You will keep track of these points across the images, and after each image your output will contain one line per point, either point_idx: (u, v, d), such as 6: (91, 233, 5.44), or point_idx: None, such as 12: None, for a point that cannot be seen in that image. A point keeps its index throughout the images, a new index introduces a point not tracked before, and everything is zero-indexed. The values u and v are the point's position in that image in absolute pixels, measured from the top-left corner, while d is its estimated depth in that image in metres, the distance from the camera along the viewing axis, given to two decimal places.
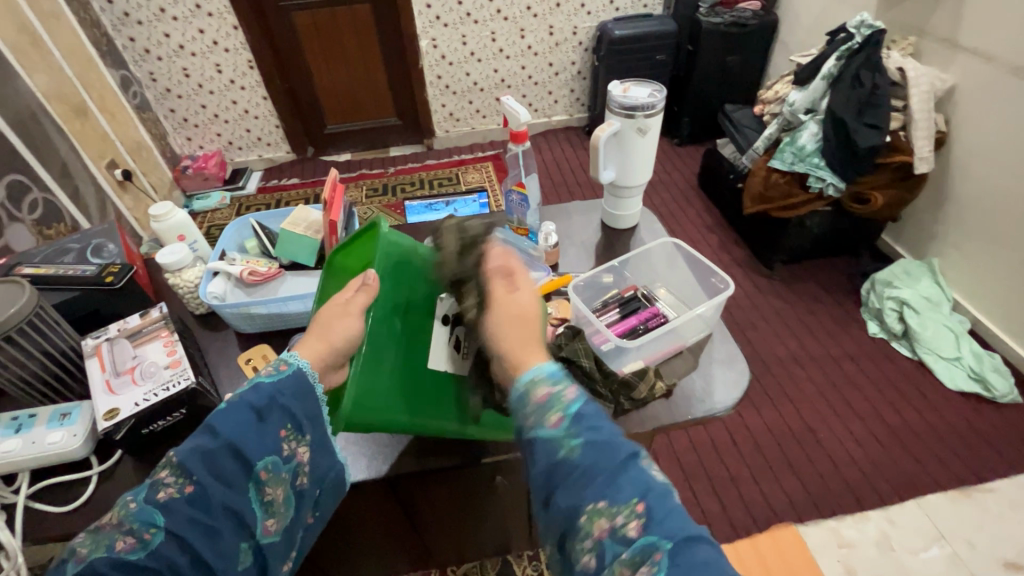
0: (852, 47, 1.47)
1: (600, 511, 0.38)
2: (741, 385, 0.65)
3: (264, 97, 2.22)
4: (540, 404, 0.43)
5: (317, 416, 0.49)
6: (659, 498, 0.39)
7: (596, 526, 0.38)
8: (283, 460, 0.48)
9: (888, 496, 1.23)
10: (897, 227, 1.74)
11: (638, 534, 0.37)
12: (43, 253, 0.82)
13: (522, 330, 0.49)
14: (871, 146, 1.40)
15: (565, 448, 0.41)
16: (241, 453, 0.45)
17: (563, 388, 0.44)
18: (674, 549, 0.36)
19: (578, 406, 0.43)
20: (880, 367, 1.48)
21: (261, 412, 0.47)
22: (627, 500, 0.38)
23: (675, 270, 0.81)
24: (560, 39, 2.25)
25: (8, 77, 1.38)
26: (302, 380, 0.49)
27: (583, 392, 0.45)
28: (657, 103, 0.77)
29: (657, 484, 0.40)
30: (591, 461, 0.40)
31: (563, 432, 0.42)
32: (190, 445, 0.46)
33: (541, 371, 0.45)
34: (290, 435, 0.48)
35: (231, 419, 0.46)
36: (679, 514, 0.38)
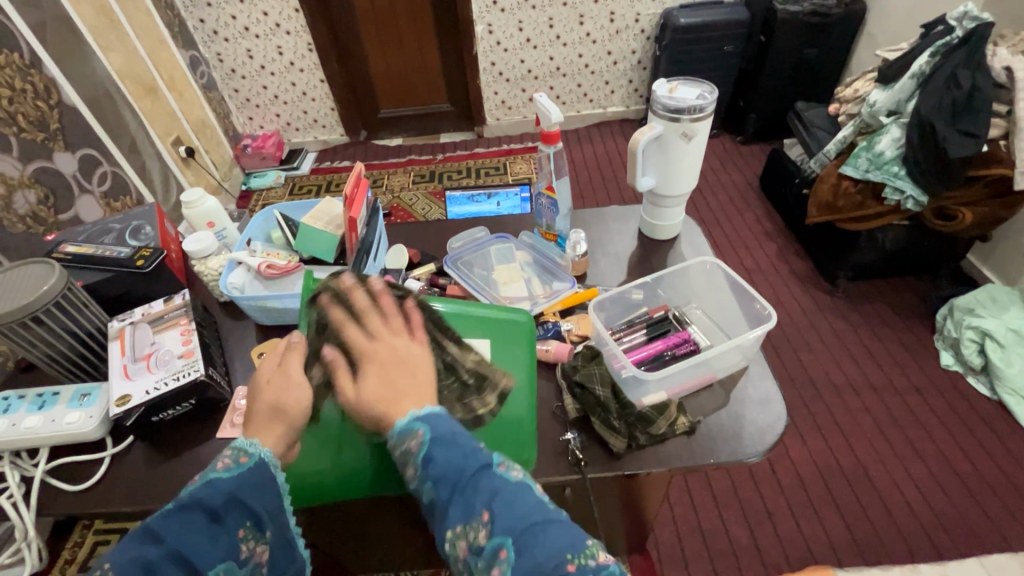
0: (950, 43, 1.29)
1: (459, 531, 0.39)
2: (775, 430, 0.58)
3: (321, 80, 2.25)
4: (405, 453, 0.43)
5: (276, 511, 0.48)
6: (507, 499, 0.39)
7: (458, 546, 0.39)
8: (240, 563, 0.44)
9: (946, 551, 1.10)
10: (987, 248, 1.55)
11: (486, 540, 0.37)
12: (88, 232, 0.85)
13: (383, 379, 0.47)
14: (963, 155, 1.24)
15: (426, 493, 0.42)
16: (191, 558, 0.41)
17: (411, 437, 0.43)
18: (519, 541, 0.36)
19: (427, 447, 0.42)
20: (950, 405, 1.33)
21: (217, 511, 0.44)
22: (476, 512, 0.39)
23: (714, 291, 0.74)
24: (621, 27, 2.15)
25: (85, 54, 1.44)
26: (261, 472, 0.47)
27: (435, 426, 0.43)
28: (707, 105, 0.69)
29: (510, 486, 0.40)
30: (445, 493, 0.40)
31: (424, 480, 0.42)
32: (128, 554, 0.40)
33: (403, 426, 0.44)
34: (249, 536, 0.45)
35: (179, 522, 0.42)
36: (528, 503, 0.39)
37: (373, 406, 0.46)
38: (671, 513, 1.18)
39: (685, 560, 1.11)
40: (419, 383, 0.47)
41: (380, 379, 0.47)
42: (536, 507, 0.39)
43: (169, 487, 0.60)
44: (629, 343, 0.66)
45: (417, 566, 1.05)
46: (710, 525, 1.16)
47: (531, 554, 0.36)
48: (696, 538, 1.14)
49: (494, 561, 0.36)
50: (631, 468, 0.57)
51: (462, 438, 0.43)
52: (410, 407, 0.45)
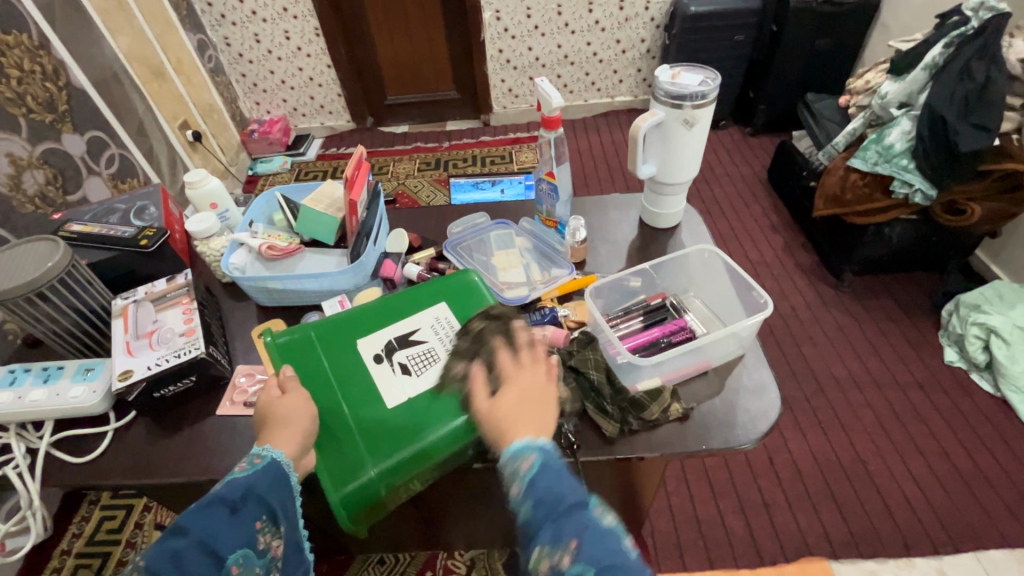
0: (965, 33, 1.27)
1: (544, 554, 0.39)
2: (768, 419, 0.59)
3: (328, 66, 2.24)
4: (509, 469, 0.43)
5: (291, 506, 0.50)
6: (599, 541, 0.39)
7: (540, 565, 0.40)
8: (258, 553, 0.47)
9: (943, 546, 1.10)
10: (996, 245, 1.53)
11: (570, 569, 0.38)
12: (93, 212, 0.86)
13: (519, 403, 0.47)
14: (975, 148, 1.22)
15: (521, 510, 0.42)
16: (214, 548, 0.44)
17: (523, 457, 0.43)
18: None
19: (535, 472, 0.42)
20: (953, 401, 1.33)
21: (235, 505, 0.46)
22: (566, 544, 0.39)
23: (713, 280, 0.73)
24: (630, 15, 2.12)
25: (92, 36, 1.44)
26: (278, 472, 0.49)
27: (547, 454, 0.43)
28: (709, 92, 0.69)
29: (603, 531, 0.40)
30: (541, 518, 0.41)
31: (522, 498, 0.42)
32: (155, 546, 0.43)
33: (518, 448, 0.44)
34: (265, 527, 0.47)
35: (202, 516, 0.45)
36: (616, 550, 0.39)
37: (505, 421, 0.46)
38: (666, 501, 1.19)
39: (679, 548, 1.12)
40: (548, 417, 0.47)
41: (516, 400, 0.47)
42: (619, 553, 0.39)
43: (171, 461, 0.61)
44: (625, 330, 0.66)
45: (415, 547, 1.07)
46: (706, 515, 1.16)
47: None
48: (691, 526, 1.15)
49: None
50: (623, 452, 0.57)
51: (564, 473, 0.43)
52: (526, 434, 0.45)
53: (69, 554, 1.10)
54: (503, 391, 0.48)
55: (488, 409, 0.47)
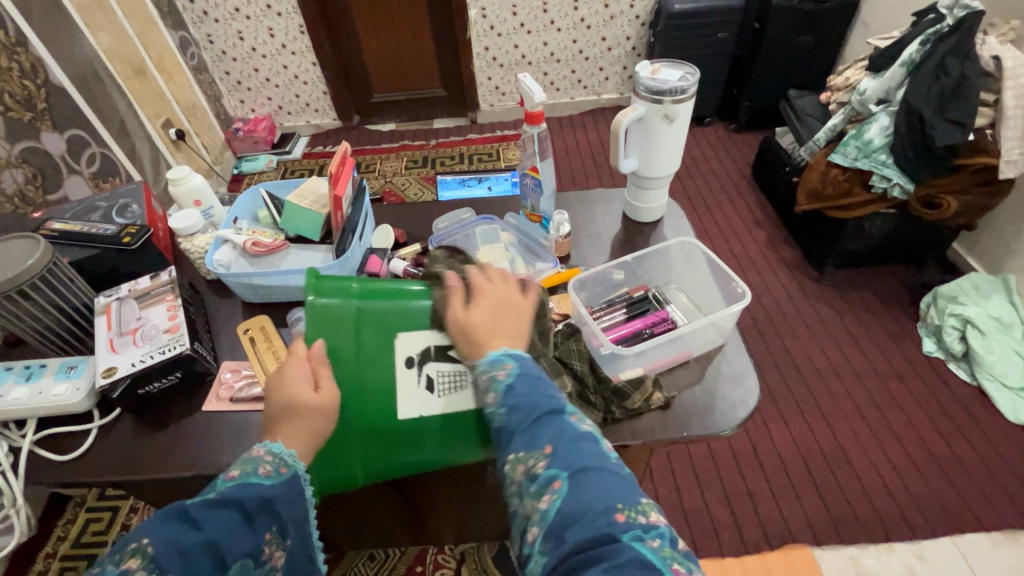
0: (941, 31, 1.30)
1: (521, 458, 0.43)
2: (748, 404, 0.60)
3: (314, 63, 2.23)
4: (484, 385, 0.48)
5: (301, 521, 0.49)
6: (573, 443, 0.43)
7: (517, 470, 0.43)
8: (260, 563, 0.45)
9: (921, 530, 1.13)
10: (972, 238, 1.57)
11: (545, 470, 0.42)
12: (75, 210, 0.86)
13: (493, 315, 0.52)
14: (950, 143, 1.25)
15: (498, 418, 0.46)
16: (223, 554, 0.43)
17: (500, 367, 0.48)
18: (575, 480, 0.41)
19: (512, 378, 0.47)
20: (931, 390, 1.36)
21: (251, 513, 0.45)
22: (542, 447, 0.43)
23: (694, 271, 0.75)
24: (615, 12, 2.13)
25: (71, 32, 1.42)
26: (296, 487, 0.48)
27: (522, 363, 0.48)
28: (688, 87, 0.70)
29: (577, 433, 0.44)
30: (516, 420, 0.45)
31: (498, 405, 0.47)
32: (165, 534, 0.41)
33: (496, 357, 0.49)
34: (273, 539, 0.47)
35: (217, 515, 0.44)
36: (591, 454, 0.42)
37: (480, 330, 0.51)
38: (653, 492, 1.20)
39: None
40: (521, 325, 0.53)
41: (490, 314, 0.52)
42: (595, 456, 0.43)
43: (156, 458, 0.61)
44: (610, 322, 0.68)
45: (404, 543, 1.08)
46: (692, 505, 1.18)
47: (586, 495, 0.40)
48: (677, 516, 1.17)
49: (548, 492, 0.41)
50: (605, 440, 0.58)
51: (538, 381, 0.48)
52: (501, 345, 0.51)
53: (53, 556, 1.09)
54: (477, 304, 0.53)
55: (462, 322, 0.52)
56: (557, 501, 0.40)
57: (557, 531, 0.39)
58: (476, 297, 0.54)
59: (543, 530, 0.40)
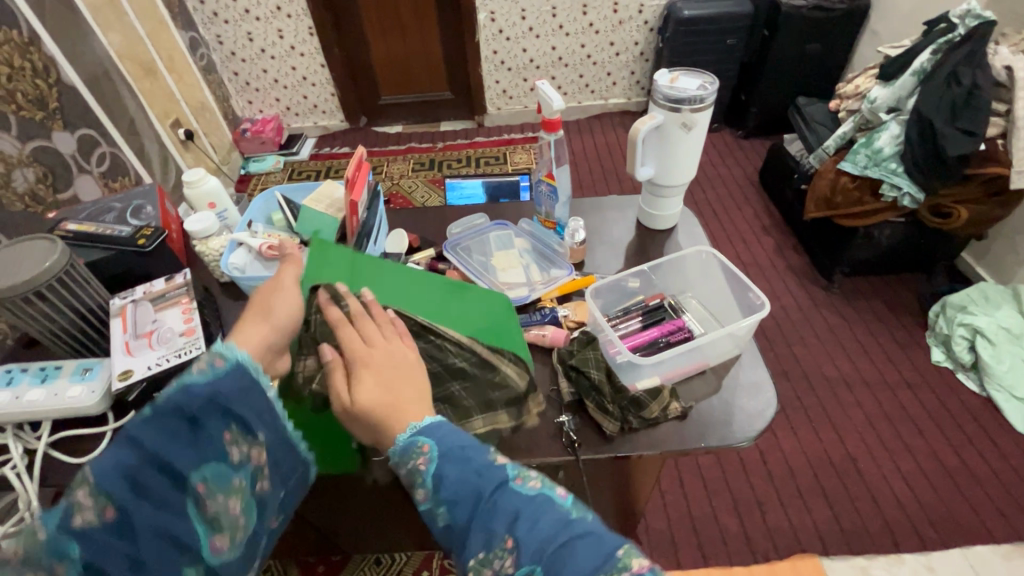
0: (952, 40, 1.30)
1: (482, 561, 0.37)
2: (766, 416, 0.60)
3: (322, 65, 2.23)
4: (409, 476, 0.43)
5: (264, 413, 0.45)
6: (527, 519, 0.37)
7: (485, 575, 0.37)
8: (231, 463, 0.42)
9: (931, 542, 1.13)
10: (982, 247, 1.57)
11: (514, 568, 0.36)
12: (89, 210, 0.86)
13: (380, 387, 0.46)
14: (961, 152, 1.24)
15: (439, 516, 0.41)
16: (176, 465, 0.38)
17: (416, 453, 0.43)
18: (550, 565, 0.34)
19: (434, 464, 0.42)
20: (939, 400, 1.36)
21: (197, 415, 0.40)
22: (499, 539, 0.37)
23: (710, 281, 0.75)
24: (624, 17, 2.14)
25: (83, 32, 1.43)
26: (243, 376, 0.44)
27: (439, 439, 0.43)
28: (707, 96, 0.70)
29: (526, 503, 0.38)
30: (457, 515, 0.40)
31: (434, 502, 0.41)
32: (109, 458, 0.37)
33: (406, 441, 0.44)
34: (236, 438, 0.43)
35: (161, 428, 0.39)
36: (558, 520, 0.37)
37: (374, 413, 0.45)
38: (661, 500, 1.20)
39: (674, 545, 1.13)
40: (411, 389, 0.48)
41: (379, 385, 0.47)
42: (557, 522, 0.37)
43: None
44: (625, 330, 0.67)
45: (411, 547, 1.07)
46: (700, 513, 1.18)
47: None
48: (686, 524, 1.16)
49: None
50: (622, 449, 0.58)
51: (464, 453, 0.43)
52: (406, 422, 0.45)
53: None
54: (363, 377, 0.47)
55: (349, 405, 0.46)
56: None
57: None
58: (360, 370, 0.48)
59: None
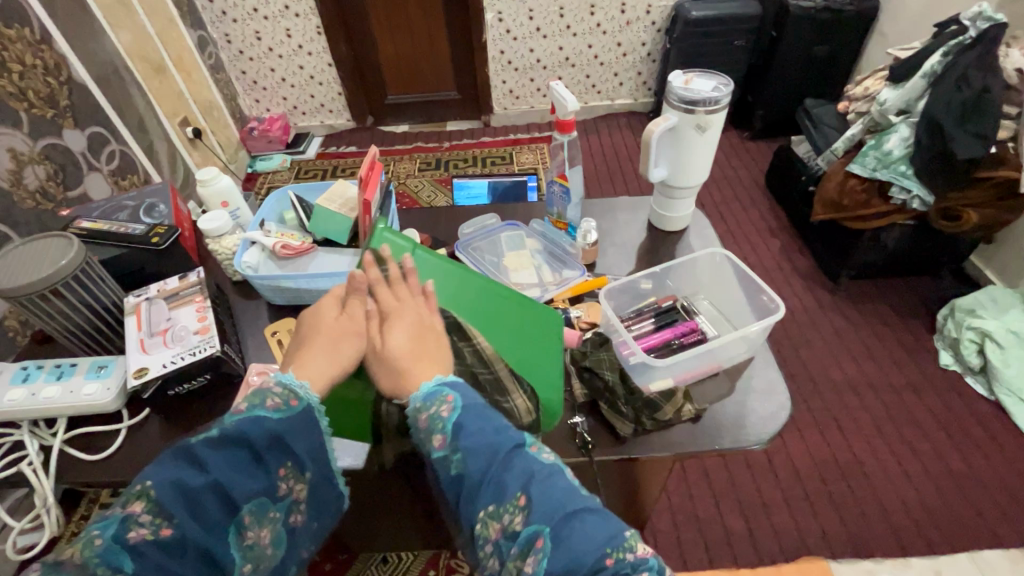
0: (963, 42, 1.29)
1: (491, 515, 0.39)
2: (780, 419, 0.60)
3: (329, 64, 2.24)
4: (425, 426, 0.44)
5: (319, 453, 0.46)
6: (541, 484, 0.39)
7: (489, 529, 0.39)
8: (276, 498, 0.43)
9: (939, 546, 1.12)
10: (991, 250, 1.56)
11: (522, 526, 0.38)
12: (102, 208, 0.86)
13: (413, 342, 0.49)
14: (971, 156, 1.24)
15: (453, 466, 0.42)
16: (230, 493, 0.40)
17: (440, 402, 0.44)
18: (558, 532, 0.37)
19: (457, 416, 0.43)
20: (947, 404, 1.35)
21: (260, 450, 0.42)
22: (511, 497, 0.39)
23: (722, 283, 0.75)
24: (631, 18, 2.14)
25: (93, 31, 1.43)
26: (309, 419, 0.46)
27: (464, 395, 0.45)
28: (721, 98, 0.70)
29: (542, 470, 0.40)
30: (473, 468, 0.41)
31: (451, 450, 0.42)
32: (171, 476, 0.39)
33: (432, 389, 0.45)
34: (288, 475, 0.44)
35: (222, 455, 0.41)
36: (569, 492, 0.39)
37: (403, 359, 0.48)
38: (667, 502, 1.20)
39: (680, 547, 1.13)
40: (441, 357, 0.49)
41: (410, 339, 0.49)
42: (567, 494, 0.39)
43: None
44: (638, 331, 0.67)
45: (418, 546, 1.08)
46: (707, 515, 1.18)
47: (568, 547, 0.36)
48: (692, 526, 1.16)
49: (532, 551, 0.37)
50: (635, 451, 0.58)
51: (484, 412, 0.44)
52: (432, 373, 0.47)
53: None
54: (395, 329, 0.50)
55: (381, 349, 0.49)
56: (542, 562, 0.36)
57: None
58: (394, 322, 0.51)
59: None
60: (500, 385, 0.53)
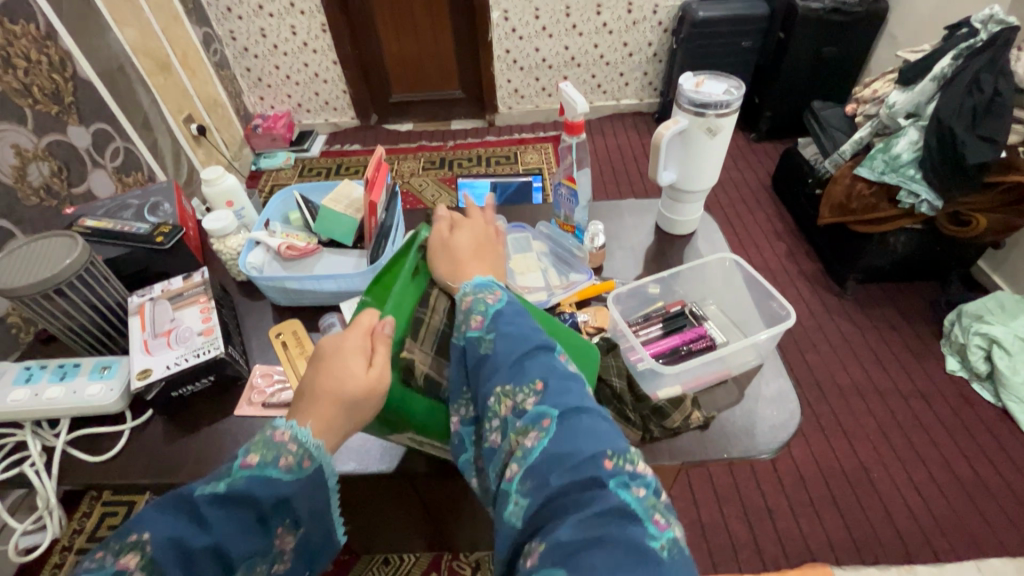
0: (974, 46, 1.28)
1: (507, 393, 0.41)
2: (789, 427, 0.59)
3: (334, 62, 2.23)
4: (465, 311, 0.48)
5: (317, 512, 0.46)
6: (562, 380, 0.41)
7: (502, 405, 0.41)
8: (269, 557, 0.42)
9: (943, 554, 1.12)
10: (999, 256, 1.55)
11: (532, 406, 0.39)
12: (107, 206, 0.85)
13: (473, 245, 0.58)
14: (981, 160, 1.22)
15: (483, 346, 0.45)
16: (230, 557, 0.38)
17: (487, 293, 0.49)
18: (563, 418, 0.37)
19: (500, 304, 0.48)
20: (953, 410, 1.34)
21: (266, 512, 0.41)
22: (529, 381, 0.41)
23: (732, 289, 0.74)
24: (638, 18, 2.12)
25: (99, 27, 1.43)
26: (318, 482, 0.45)
27: (508, 299, 0.49)
28: (733, 101, 0.69)
29: (564, 372, 0.42)
30: (502, 350, 0.44)
31: (485, 331, 0.46)
32: (170, 531, 0.37)
33: (482, 283, 0.51)
34: (285, 534, 0.43)
35: (227, 513, 0.39)
36: (581, 395, 0.40)
37: (462, 255, 0.56)
38: (671, 506, 1.20)
39: None
40: (497, 265, 0.59)
41: (470, 244, 0.58)
42: (582, 397, 0.40)
43: (187, 462, 0.61)
44: (646, 337, 0.67)
45: (420, 548, 1.07)
46: (710, 519, 1.17)
47: (570, 432, 0.36)
48: (695, 530, 1.16)
49: (535, 427, 0.37)
50: (643, 459, 0.57)
51: (525, 321, 0.47)
52: (483, 270, 0.55)
53: (71, 549, 1.10)
54: (460, 232, 0.59)
55: (445, 242, 0.58)
56: (542, 440, 0.37)
57: (542, 472, 0.35)
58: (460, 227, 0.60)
59: (522, 469, 0.36)
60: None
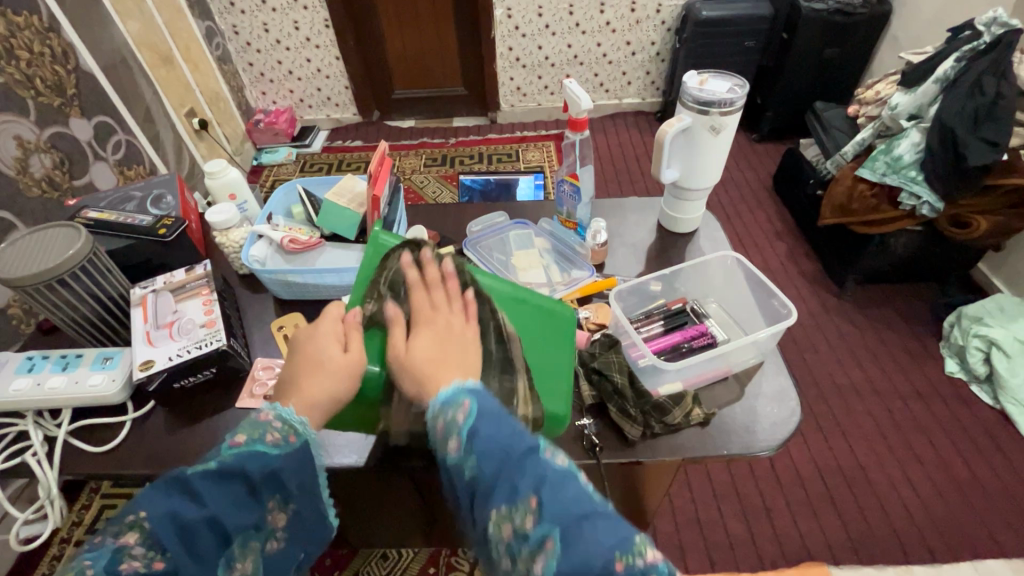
0: (978, 48, 1.27)
1: (503, 516, 0.36)
2: (790, 425, 0.59)
3: (337, 57, 2.23)
4: (438, 431, 0.41)
5: (310, 486, 0.47)
6: (558, 487, 0.37)
7: (500, 530, 0.36)
8: (264, 531, 0.44)
9: (940, 554, 1.12)
10: (999, 258, 1.55)
11: (533, 528, 0.35)
12: (110, 199, 0.85)
13: (436, 345, 0.47)
14: (982, 163, 1.23)
15: (465, 470, 0.39)
16: (225, 528, 0.41)
17: (456, 407, 0.41)
18: (570, 534, 0.34)
19: (473, 420, 0.40)
20: (951, 411, 1.35)
21: (256, 484, 0.43)
22: (524, 498, 0.36)
23: (733, 287, 0.74)
24: (641, 17, 2.12)
25: (103, 20, 1.43)
26: (307, 455, 0.46)
27: (481, 399, 0.41)
28: (736, 100, 0.69)
29: (558, 474, 0.38)
30: (487, 470, 0.38)
31: (466, 454, 0.39)
32: (166, 507, 0.40)
33: (448, 395, 0.42)
34: (278, 506, 0.45)
35: (217, 488, 0.42)
36: (580, 495, 0.37)
37: (424, 365, 0.45)
38: (669, 503, 1.20)
39: (682, 549, 1.13)
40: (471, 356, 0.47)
41: (433, 344, 0.47)
42: (582, 500, 0.36)
43: (188, 452, 0.61)
44: (647, 333, 0.67)
45: (419, 543, 1.07)
46: (708, 518, 1.17)
47: (581, 550, 0.33)
48: (693, 528, 1.16)
49: (541, 553, 0.34)
50: (644, 456, 0.57)
51: (506, 417, 0.41)
52: (454, 379, 0.43)
53: (70, 540, 1.10)
54: (419, 334, 0.48)
55: (402, 356, 0.46)
56: (553, 565, 0.33)
57: None
58: (420, 330, 0.48)
59: None
60: (512, 396, 0.50)
